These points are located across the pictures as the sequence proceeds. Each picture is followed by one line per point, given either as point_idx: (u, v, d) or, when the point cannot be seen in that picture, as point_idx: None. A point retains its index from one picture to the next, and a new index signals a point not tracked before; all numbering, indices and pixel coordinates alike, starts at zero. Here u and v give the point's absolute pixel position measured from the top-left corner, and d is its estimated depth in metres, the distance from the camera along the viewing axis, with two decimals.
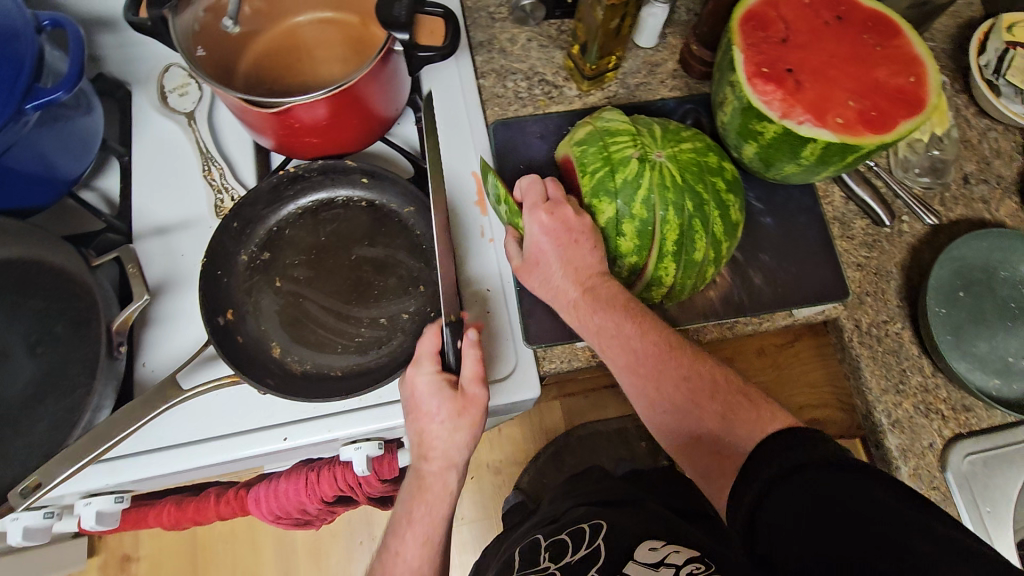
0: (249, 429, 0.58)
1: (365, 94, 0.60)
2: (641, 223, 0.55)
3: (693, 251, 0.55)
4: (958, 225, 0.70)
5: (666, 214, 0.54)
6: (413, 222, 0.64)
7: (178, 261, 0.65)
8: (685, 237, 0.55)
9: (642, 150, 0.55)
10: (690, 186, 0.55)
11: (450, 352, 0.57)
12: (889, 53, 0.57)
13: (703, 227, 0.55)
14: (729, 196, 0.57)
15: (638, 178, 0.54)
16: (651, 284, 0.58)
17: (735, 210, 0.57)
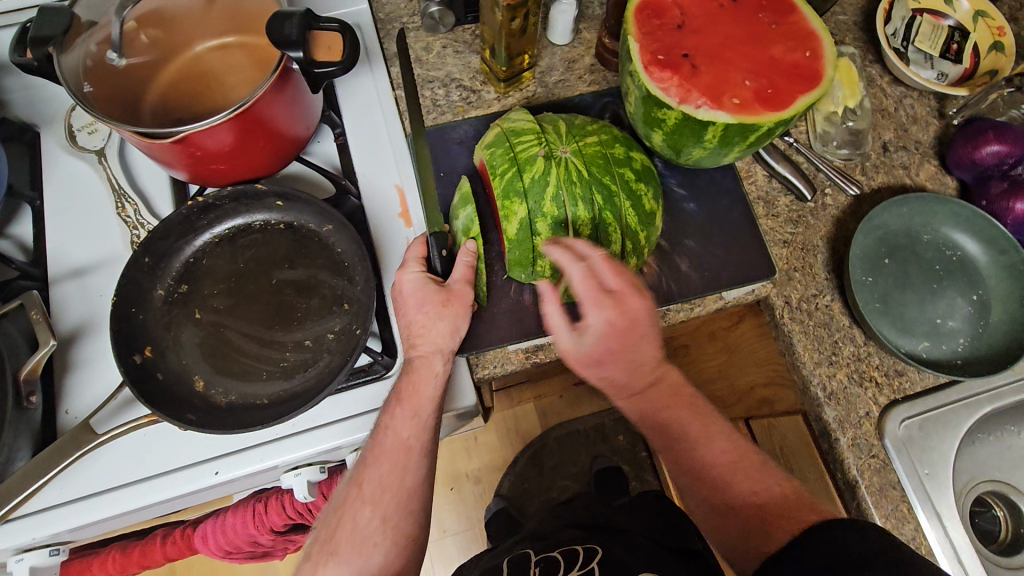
0: (179, 466, 0.57)
1: (268, 116, 0.60)
2: (555, 221, 0.55)
3: (610, 245, 0.56)
4: (880, 193, 0.71)
5: (576, 210, 0.54)
6: (333, 239, 0.63)
7: (97, 302, 0.64)
8: (601, 232, 0.55)
9: (547, 148, 0.55)
10: (599, 179, 0.55)
11: (433, 257, 0.60)
12: (786, 29, 0.57)
13: (618, 218, 0.56)
14: (643, 185, 0.57)
15: (545, 175, 0.54)
16: (575, 282, 0.58)
17: (650, 199, 0.58)
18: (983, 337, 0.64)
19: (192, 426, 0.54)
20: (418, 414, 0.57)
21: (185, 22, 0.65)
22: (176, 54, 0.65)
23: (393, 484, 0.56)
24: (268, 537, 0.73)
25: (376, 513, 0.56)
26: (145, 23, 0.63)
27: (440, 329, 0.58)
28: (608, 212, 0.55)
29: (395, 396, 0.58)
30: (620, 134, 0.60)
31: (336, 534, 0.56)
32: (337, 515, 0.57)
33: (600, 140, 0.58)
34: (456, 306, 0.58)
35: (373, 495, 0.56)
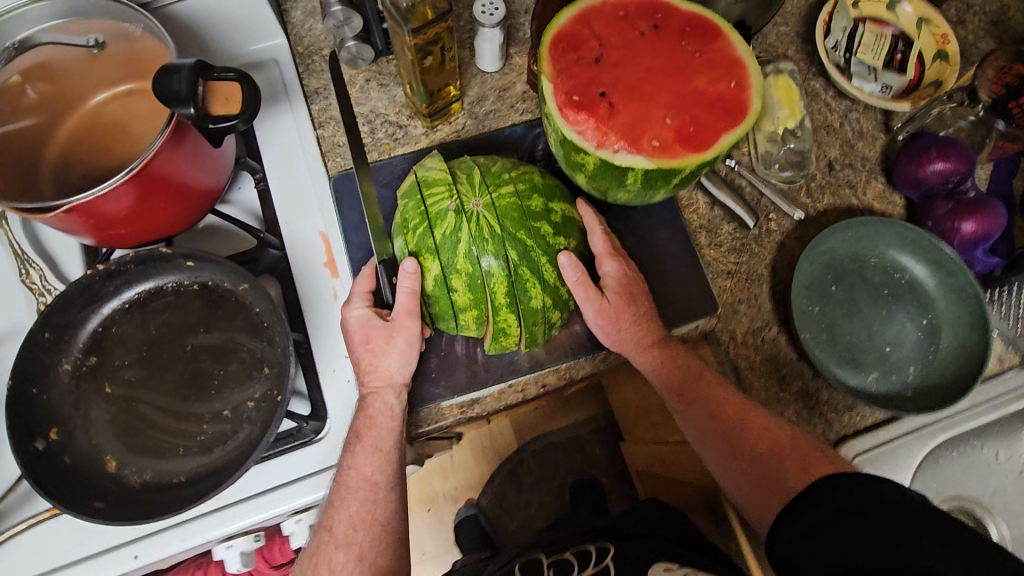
0: (95, 552, 0.54)
1: (172, 174, 0.56)
2: (469, 276, 0.54)
3: (529, 300, 0.55)
4: (826, 215, 0.69)
5: (491, 266, 0.53)
6: (250, 298, 0.59)
7: (3, 378, 0.60)
8: (517, 287, 0.54)
9: (458, 201, 0.54)
10: (513, 232, 0.54)
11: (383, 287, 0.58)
12: (709, 58, 0.54)
13: (535, 272, 0.54)
14: (562, 239, 0.56)
15: (456, 231, 0.53)
16: (498, 337, 0.56)
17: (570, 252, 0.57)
18: (933, 365, 0.62)
19: (95, 518, 0.52)
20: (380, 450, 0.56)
21: (77, 74, 0.60)
22: (71, 108, 0.62)
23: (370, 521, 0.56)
24: None
25: (352, 552, 0.55)
26: (33, 76, 0.59)
27: (389, 365, 0.56)
28: (524, 268, 0.54)
29: (353, 435, 0.57)
30: (541, 179, 0.58)
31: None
32: (311, 562, 0.56)
33: (518, 187, 0.56)
34: (405, 340, 0.56)
35: (345, 535, 0.55)
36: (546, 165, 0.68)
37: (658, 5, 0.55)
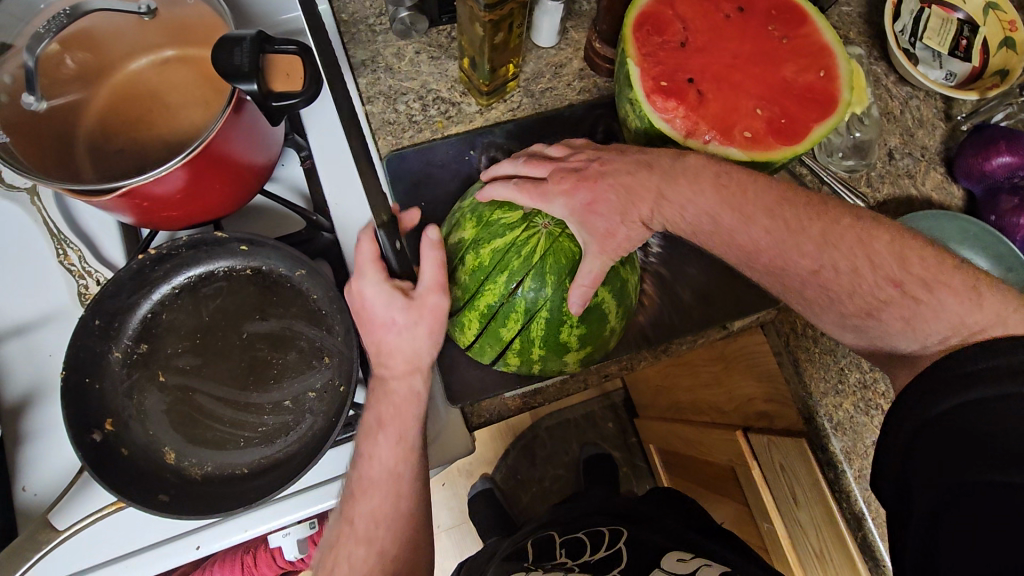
0: (155, 542, 0.53)
1: (227, 153, 0.52)
2: (480, 267, 0.52)
3: (502, 328, 0.52)
4: (885, 205, 0.68)
5: (497, 272, 0.51)
6: (307, 285, 0.57)
7: (47, 362, 0.57)
8: (502, 315, 0.52)
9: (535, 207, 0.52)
10: (537, 274, 0.50)
11: (390, 255, 0.52)
12: (796, 43, 0.52)
13: (524, 323, 0.51)
14: (577, 320, 0.51)
15: (508, 227, 0.51)
16: (458, 326, 0.55)
17: (571, 334, 0.52)
18: None
19: (164, 511, 0.50)
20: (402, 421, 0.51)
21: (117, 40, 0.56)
22: (108, 77, 0.57)
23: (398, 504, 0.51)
24: None
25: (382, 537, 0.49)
26: (72, 45, 0.54)
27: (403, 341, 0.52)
28: (517, 311, 0.51)
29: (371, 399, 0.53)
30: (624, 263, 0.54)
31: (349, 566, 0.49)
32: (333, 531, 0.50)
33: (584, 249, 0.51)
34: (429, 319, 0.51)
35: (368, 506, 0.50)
36: None
37: None
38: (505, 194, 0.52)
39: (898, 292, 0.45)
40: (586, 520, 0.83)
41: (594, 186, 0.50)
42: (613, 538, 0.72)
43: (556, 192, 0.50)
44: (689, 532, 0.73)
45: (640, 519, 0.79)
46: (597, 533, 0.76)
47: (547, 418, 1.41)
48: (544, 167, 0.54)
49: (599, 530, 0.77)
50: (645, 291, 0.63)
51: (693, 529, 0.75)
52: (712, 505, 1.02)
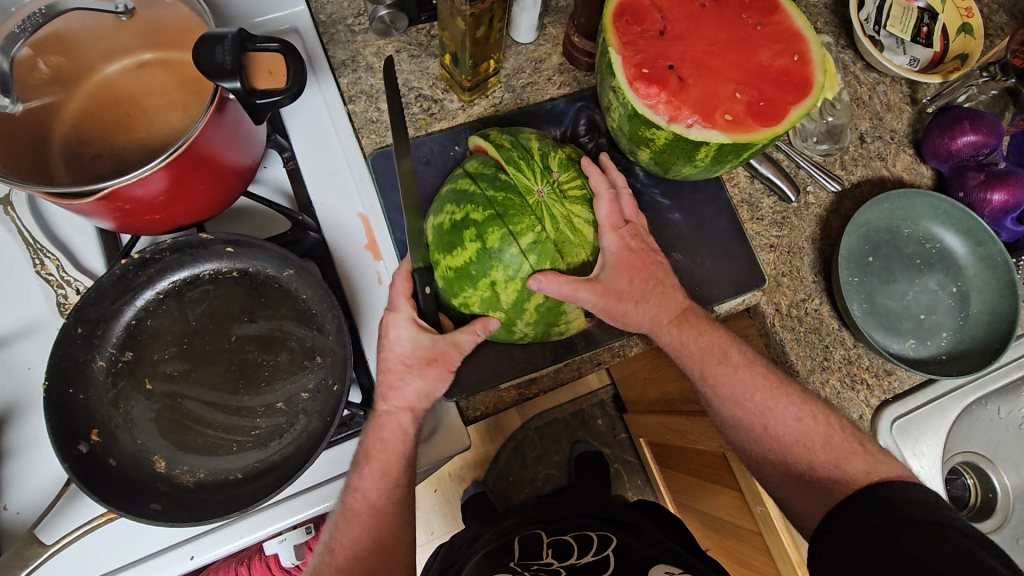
0: (150, 553, 0.51)
1: (211, 153, 0.52)
2: (524, 137, 0.56)
3: (479, 160, 0.55)
4: (860, 187, 0.70)
5: (527, 147, 0.54)
6: (295, 285, 0.56)
7: (24, 377, 0.55)
8: (471, 175, 0.54)
9: (559, 188, 0.54)
10: (503, 207, 0.51)
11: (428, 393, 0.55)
12: (771, 29, 0.54)
13: (455, 224, 0.52)
14: (459, 216, 0.52)
15: (549, 162, 0.54)
16: (473, 139, 0.59)
17: (447, 217, 0.53)
18: (963, 331, 0.65)
19: (159, 520, 0.49)
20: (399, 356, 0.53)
21: (90, 42, 0.55)
22: (82, 82, 0.56)
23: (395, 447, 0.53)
24: None
25: (375, 471, 0.52)
26: (45, 48, 0.52)
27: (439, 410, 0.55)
28: (459, 211, 0.52)
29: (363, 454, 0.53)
30: (542, 309, 0.52)
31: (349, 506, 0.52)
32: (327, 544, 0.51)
33: (536, 228, 0.51)
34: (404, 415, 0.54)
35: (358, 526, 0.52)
36: (590, 140, 0.67)
37: None
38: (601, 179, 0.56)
39: (859, 448, 0.56)
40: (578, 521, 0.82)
41: (647, 263, 0.57)
42: (601, 544, 0.74)
43: (620, 233, 0.55)
44: (679, 547, 0.73)
45: (626, 522, 0.81)
46: (584, 535, 0.76)
47: (536, 419, 1.40)
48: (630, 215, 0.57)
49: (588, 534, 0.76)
50: None
51: (684, 547, 0.75)
52: (703, 494, 1.03)
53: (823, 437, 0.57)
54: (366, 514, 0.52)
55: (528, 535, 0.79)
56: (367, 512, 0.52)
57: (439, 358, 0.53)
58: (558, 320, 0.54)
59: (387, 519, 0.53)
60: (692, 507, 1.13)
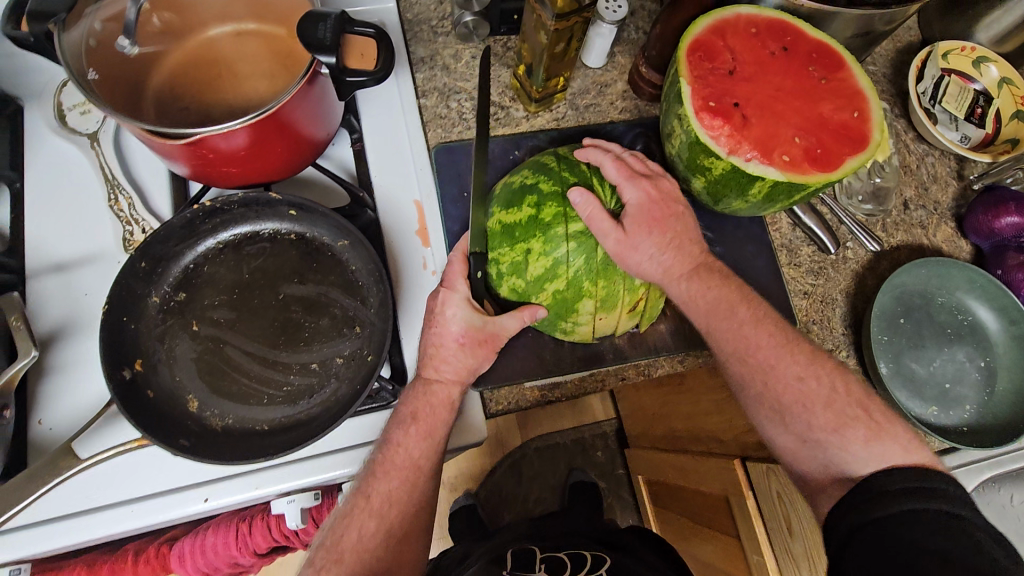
0: (170, 488, 0.53)
1: (293, 120, 0.55)
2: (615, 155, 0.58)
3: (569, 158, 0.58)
4: (899, 251, 0.72)
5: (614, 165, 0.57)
6: (347, 256, 0.59)
7: (80, 302, 0.58)
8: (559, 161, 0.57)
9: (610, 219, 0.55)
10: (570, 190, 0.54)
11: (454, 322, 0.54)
12: (835, 86, 0.56)
13: (525, 186, 0.55)
14: (535, 184, 0.55)
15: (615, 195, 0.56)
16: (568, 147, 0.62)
17: (526, 180, 0.56)
18: (988, 406, 0.65)
19: (186, 454, 0.50)
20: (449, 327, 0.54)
21: (203, 3, 0.59)
22: (185, 41, 0.60)
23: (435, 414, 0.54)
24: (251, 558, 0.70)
25: (420, 433, 0.53)
26: (160, 5, 0.58)
27: (452, 362, 0.54)
28: (533, 177, 0.56)
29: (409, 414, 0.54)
30: (557, 296, 0.54)
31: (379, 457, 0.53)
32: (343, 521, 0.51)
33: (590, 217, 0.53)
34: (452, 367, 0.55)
35: (381, 507, 0.52)
36: None
37: (790, 29, 0.58)
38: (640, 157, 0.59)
39: (863, 414, 0.53)
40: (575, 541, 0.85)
41: (665, 214, 0.55)
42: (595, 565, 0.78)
43: (643, 187, 0.55)
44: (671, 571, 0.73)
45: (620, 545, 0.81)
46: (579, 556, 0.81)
47: (537, 440, 1.41)
48: (643, 168, 0.57)
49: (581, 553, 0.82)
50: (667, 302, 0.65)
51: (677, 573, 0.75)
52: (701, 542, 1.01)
53: (825, 400, 0.54)
54: (406, 468, 0.53)
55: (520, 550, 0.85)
56: (400, 475, 0.53)
57: (487, 340, 0.55)
58: (566, 318, 0.56)
59: (418, 484, 0.53)
60: (686, 554, 1.11)
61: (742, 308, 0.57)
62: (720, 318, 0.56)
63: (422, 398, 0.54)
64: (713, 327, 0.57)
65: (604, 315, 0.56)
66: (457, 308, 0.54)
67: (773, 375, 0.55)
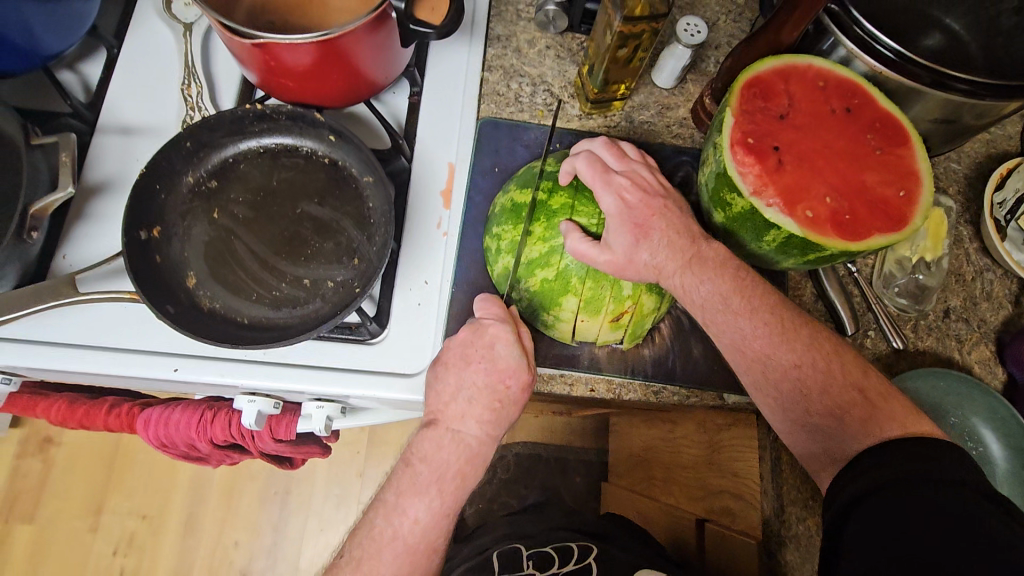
0: (148, 350, 0.58)
1: (353, 52, 0.58)
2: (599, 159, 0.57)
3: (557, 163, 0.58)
4: (923, 356, 0.67)
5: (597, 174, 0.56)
6: (368, 192, 0.62)
7: (130, 166, 0.63)
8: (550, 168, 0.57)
9: (596, 225, 0.54)
10: (576, 192, 0.55)
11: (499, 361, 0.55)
12: (890, 160, 0.54)
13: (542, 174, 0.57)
14: (545, 183, 0.56)
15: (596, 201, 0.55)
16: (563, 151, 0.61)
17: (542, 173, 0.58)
18: None
19: (166, 319, 0.54)
20: (494, 363, 0.55)
21: None
22: None
23: (473, 445, 0.55)
24: (206, 446, 0.71)
25: (441, 492, 0.53)
26: None
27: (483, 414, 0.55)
28: (553, 166, 0.58)
29: (432, 451, 0.54)
30: (545, 286, 0.55)
31: (415, 470, 0.54)
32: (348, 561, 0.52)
33: (595, 217, 0.54)
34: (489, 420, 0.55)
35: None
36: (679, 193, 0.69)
37: (860, 91, 0.55)
38: (605, 153, 0.56)
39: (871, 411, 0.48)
40: (557, 534, 0.83)
41: (649, 216, 0.52)
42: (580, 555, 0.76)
43: (616, 188, 0.53)
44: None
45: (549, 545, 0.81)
46: (564, 549, 0.79)
47: (521, 446, 1.37)
48: (626, 168, 0.55)
49: (569, 545, 0.79)
50: (660, 330, 0.64)
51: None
52: None
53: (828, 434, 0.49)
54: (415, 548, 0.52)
55: (506, 548, 0.82)
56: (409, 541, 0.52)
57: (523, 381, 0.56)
58: (549, 310, 0.56)
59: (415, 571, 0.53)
60: None
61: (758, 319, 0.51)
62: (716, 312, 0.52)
63: (452, 444, 0.54)
64: (710, 322, 0.52)
65: (586, 318, 0.55)
66: (503, 347, 0.55)
67: (780, 410, 0.50)
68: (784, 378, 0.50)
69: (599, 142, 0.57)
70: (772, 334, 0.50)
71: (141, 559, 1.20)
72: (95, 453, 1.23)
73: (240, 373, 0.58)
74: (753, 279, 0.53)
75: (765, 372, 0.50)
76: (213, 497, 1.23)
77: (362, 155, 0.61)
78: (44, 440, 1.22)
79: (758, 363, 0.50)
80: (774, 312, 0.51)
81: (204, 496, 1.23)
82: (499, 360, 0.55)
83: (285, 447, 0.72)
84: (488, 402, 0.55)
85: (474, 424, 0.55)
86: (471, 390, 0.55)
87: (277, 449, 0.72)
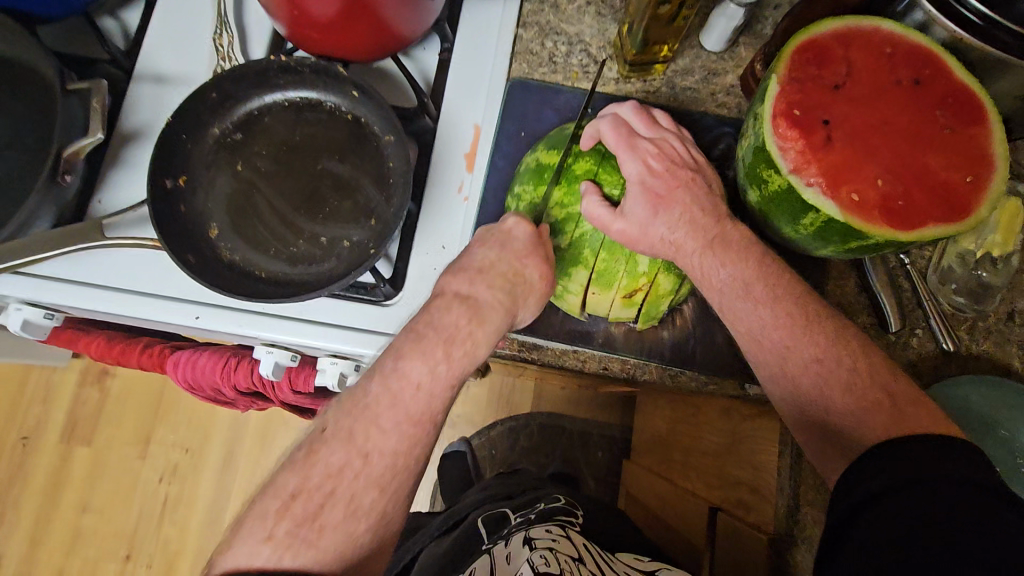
0: (171, 296, 0.60)
1: (379, 4, 0.55)
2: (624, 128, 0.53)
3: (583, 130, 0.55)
4: (977, 359, 0.61)
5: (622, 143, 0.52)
6: (389, 150, 0.61)
7: (162, 114, 0.64)
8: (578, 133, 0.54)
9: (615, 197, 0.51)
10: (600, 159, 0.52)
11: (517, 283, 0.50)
12: (959, 140, 0.47)
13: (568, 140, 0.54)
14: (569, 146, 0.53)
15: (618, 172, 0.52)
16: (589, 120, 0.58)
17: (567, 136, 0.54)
18: None
19: (186, 268, 0.55)
20: (508, 242, 0.51)
21: None
22: None
23: (486, 308, 0.50)
24: (231, 391, 0.73)
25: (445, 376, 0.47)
26: None
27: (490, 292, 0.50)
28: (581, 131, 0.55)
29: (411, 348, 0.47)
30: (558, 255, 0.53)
31: (420, 332, 0.48)
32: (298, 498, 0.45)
33: (619, 186, 0.51)
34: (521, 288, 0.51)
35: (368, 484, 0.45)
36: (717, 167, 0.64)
37: (933, 60, 0.49)
38: (633, 121, 0.54)
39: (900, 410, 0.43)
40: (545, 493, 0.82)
41: (671, 188, 0.50)
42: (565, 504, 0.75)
43: (641, 154, 0.50)
44: None
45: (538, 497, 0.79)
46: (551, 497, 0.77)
47: (545, 415, 1.36)
48: (653, 137, 0.52)
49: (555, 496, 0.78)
50: (683, 312, 0.60)
51: None
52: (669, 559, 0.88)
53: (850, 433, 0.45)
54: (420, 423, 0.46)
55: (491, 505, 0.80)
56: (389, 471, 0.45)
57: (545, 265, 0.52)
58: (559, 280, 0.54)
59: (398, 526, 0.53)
60: None
61: (784, 304, 0.47)
62: (735, 296, 0.48)
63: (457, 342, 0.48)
64: (727, 308, 0.49)
65: (598, 292, 0.53)
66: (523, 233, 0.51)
67: (798, 404, 0.47)
68: (804, 371, 0.46)
69: (627, 107, 0.54)
70: (795, 324, 0.47)
71: (184, 487, 1.29)
72: (145, 387, 1.31)
73: (255, 327, 0.60)
74: (777, 267, 0.49)
75: (785, 363, 0.47)
76: (250, 438, 1.30)
77: (384, 113, 0.60)
78: (102, 372, 1.32)
79: (777, 353, 0.47)
80: (800, 303, 0.47)
81: (241, 435, 1.30)
82: (514, 241, 0.51)
83: (303, 399, 0.74)
84: (499, 275, 0.50)
85: (485, 289, 0.50)
86: (481, 261, 0.51)
87: (295, 400, 0.74)
